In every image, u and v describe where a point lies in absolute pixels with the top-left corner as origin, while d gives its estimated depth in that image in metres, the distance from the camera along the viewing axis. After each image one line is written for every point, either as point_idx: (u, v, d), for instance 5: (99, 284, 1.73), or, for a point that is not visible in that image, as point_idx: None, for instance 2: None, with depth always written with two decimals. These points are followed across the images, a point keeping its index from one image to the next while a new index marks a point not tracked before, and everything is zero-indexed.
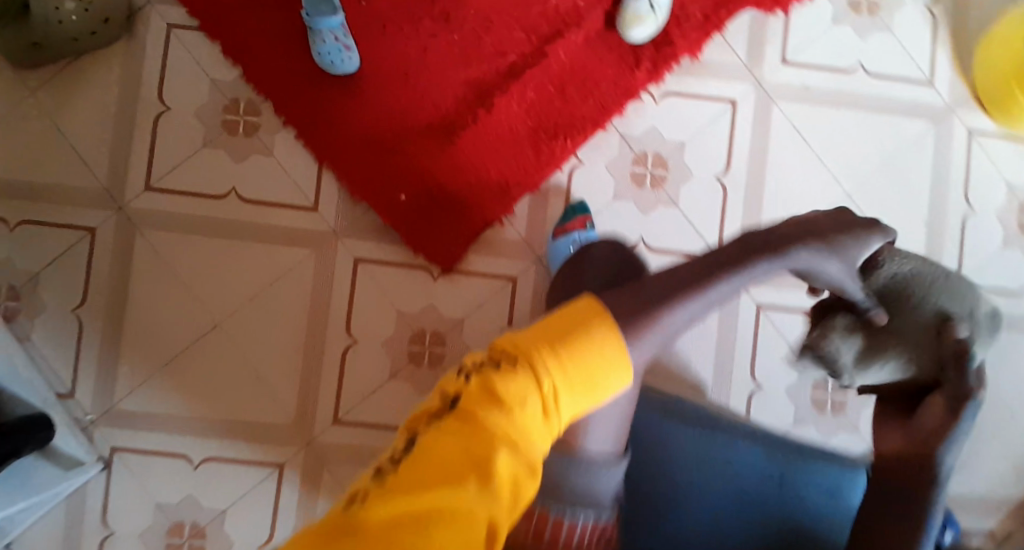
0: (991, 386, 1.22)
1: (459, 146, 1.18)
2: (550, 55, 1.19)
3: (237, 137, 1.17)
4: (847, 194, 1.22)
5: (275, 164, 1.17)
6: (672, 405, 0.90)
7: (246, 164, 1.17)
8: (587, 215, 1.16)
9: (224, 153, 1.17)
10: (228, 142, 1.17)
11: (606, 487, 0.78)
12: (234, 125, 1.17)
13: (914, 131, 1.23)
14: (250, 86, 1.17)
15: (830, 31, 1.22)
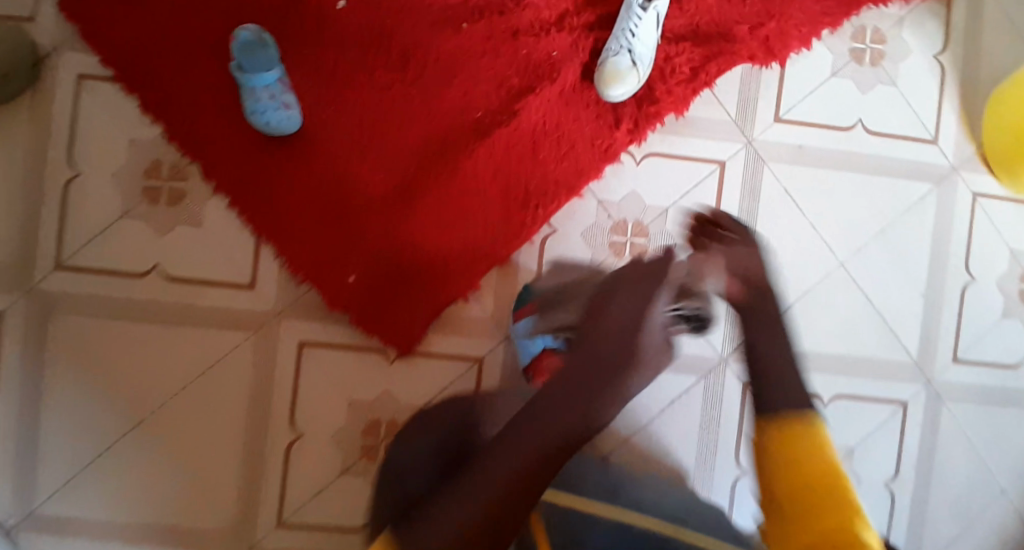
0: (996, 471, 1.12)
1: (417, 215, 1.05)
2: (519, 113, 1.07)
3: (160, 207, 1.03)
4: (841, 263, 1.12)
5: (206, 237, 1.03)
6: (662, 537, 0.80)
7: (173, 236, 1.03)
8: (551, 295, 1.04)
9: (147, 225, 1.03)
10: (151, 211, 1.03)
11: None
12: (157, 192, 1.03)
13: (913, 196, 1.13)
14: (175, 146, 1.03)
15: (828, 85, 1.12)
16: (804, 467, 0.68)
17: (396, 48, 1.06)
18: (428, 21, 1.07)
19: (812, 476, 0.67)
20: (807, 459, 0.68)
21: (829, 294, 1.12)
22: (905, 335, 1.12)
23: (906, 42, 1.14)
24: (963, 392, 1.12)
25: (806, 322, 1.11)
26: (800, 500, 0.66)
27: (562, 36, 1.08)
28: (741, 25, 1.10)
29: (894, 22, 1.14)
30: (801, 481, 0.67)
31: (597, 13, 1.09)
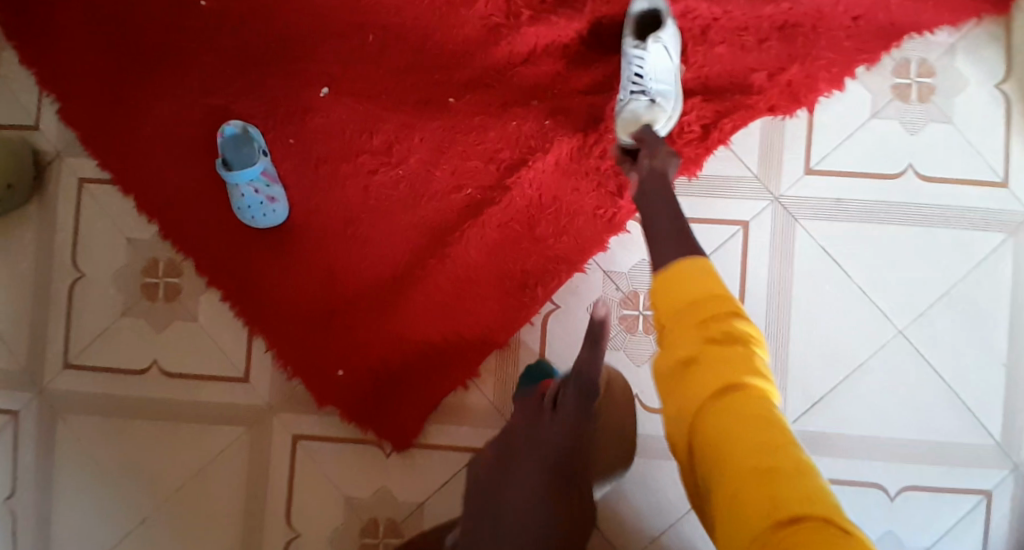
0: None
1: (409, 302, 0.99)
2: (514, 188, 0.98)
3: (158, 303, 1.03)
4: (897, 329, 0.95)
5: (201, 333, 1.02)
6: None
7: (169, 334, 1.03)
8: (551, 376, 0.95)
9: (147, 322, 1.03)
10: (149, 309, 1.03)
11: None
12: (156, 289, 1.03)
13: (980, 248, 0.96)
14: (171, 243, 1.02)
15: (868, 129, 0.97)
16: (679, 299, 0.62)
17: (381, 129, 1.00)
18: (413, 98, 1.00)
19: (688, 300, 0.62)
20: (685, 289, 0.62)
21: (887, 369, 0.95)
22: (979, 407, 0.94)
23: (961, 72, 0.97)
24: None
25: (862, 402, 0.95)
26: (696, 341, 0.59)
27: (557, 99, 0.99)
28: (762, 68, 0.97)
29: (944, 50, 0.97)
30: (676, 321, 0.61)
31: (597, 72, 0.99)
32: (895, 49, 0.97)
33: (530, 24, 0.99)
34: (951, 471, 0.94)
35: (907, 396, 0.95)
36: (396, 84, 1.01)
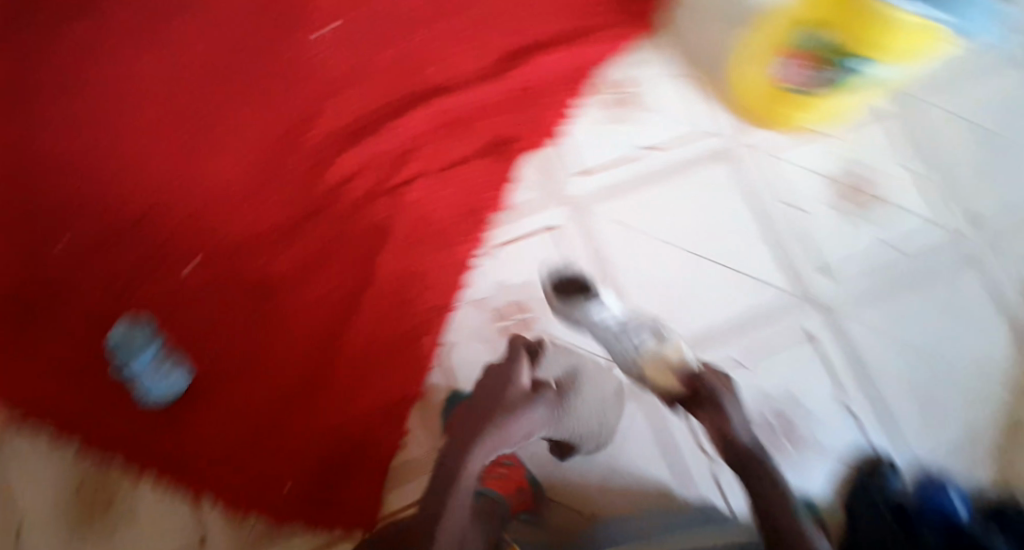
0: (919, 346, 1.19)
1: (325, 401, 1.12)
2: (373, 276, 1.16)
3: (99, 515, 1.08)
4: (692, 252, 1.21)
5: (147, 522, 1.08)
6: None
7: (116, 539, 1.08)
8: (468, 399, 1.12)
9: (95, 537, 1.07)
10: (90, 524, 1.08)
11: None
12: (92, 503, 1.08)
13: (719, 175, 1.24)
14: (91, 456, 1.09)
15: (604, 133, 1.24)
16: None
17: (244, 280, 1.16)
18: (260, 249, 1.17)
19: None
20: None
21: (699, 283, 1.20)
22: (772, 275, 1.21)
23: (643, 72, 1.27)
24: (853, 298, 1.20)
25: (699, 313, 1.19)
26: None
27: (374, 197, 1.18)
28: (511, 116, 1.22)
29: (629, 64, 1.27)
30: None
31: (394, 165, 1.19)
32: (594, 76, 1.26)
33: (333, 156, 1.20)
34: (775, 330, 1.18)
35: (722, 296, 1.19)
36: (242, 245, 1.17)
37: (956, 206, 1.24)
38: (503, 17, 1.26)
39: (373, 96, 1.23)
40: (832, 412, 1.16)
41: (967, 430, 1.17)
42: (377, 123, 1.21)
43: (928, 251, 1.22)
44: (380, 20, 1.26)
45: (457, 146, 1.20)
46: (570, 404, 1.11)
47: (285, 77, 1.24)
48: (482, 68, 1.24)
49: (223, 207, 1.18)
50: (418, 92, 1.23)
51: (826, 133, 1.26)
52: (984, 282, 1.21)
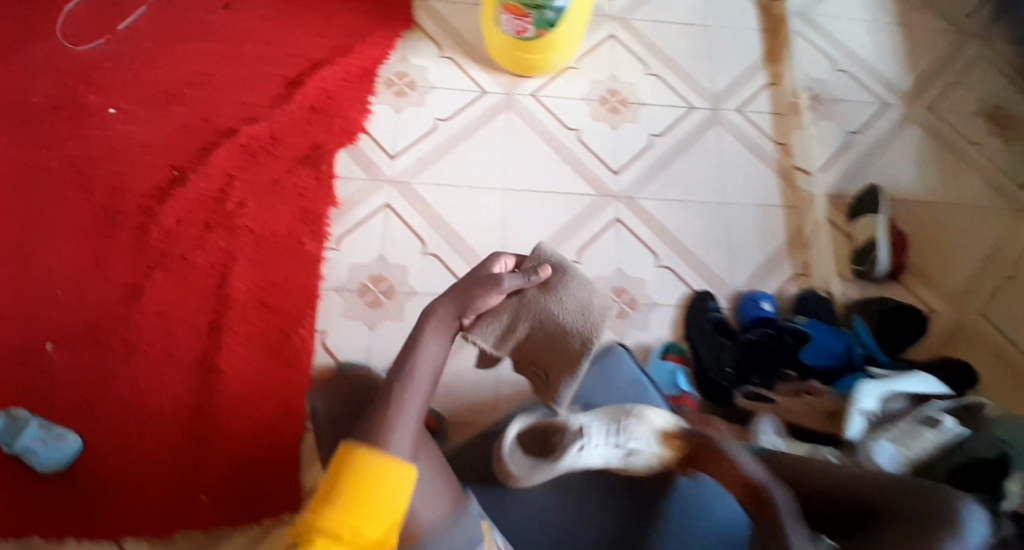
0: (704, 201, 1.45)
1: (217, 413, 1.22)
2: (230, 294, 1.26)
3: None
4: (506, 189, 1.40)
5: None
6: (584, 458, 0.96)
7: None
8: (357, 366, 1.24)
9: None
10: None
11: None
12: None
13: (503, 125, 1.42)
14: (11, 538, 1.15)
15: (401, 120, 1.39)
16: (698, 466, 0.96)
17: (111, 339, 1.22)
18: (117, 308, 1.23)
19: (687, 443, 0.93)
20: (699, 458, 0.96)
21: (522, 210, 1.39)
22: (572, 185, 1.41)
23: (416, 64, 1.42)
24: (641, 182, 1.44)
25: (525, 234, 1.38)
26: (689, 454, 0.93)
27: (214, 232, 1.28)
28: (316, 130, 1.35)
29: (401, 59, 1.42)
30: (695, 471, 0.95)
31: (224, 200, 1.30)
32: (379, 76, 1.40)
33: (158, 210, 1.27)
34: (596, 226, 1.40)
35: (544, 214, 1.40)
36: (98, 310, 1.23)
37: (695, 91, 1.49)
38: (276, 44, 1.38)
39: (176, 146, 1.31)
40: (657, 274, 1.40)
41: (762, 252, 1.43)
42: (194, 165, 1.30)
43: (687, 130, 1.47)
44: (158, 81, 1.34)
45: (272, 165, 1.32)
46: (552, 298, 0.91)
47: (85, 155, 1.29)
48: (270, 96, 1.35)
49: (69, 284, 1.23)
50: (219, 132, 1.32)
51: (575, 65, 1.47)
52: (736, 139, 1.48)
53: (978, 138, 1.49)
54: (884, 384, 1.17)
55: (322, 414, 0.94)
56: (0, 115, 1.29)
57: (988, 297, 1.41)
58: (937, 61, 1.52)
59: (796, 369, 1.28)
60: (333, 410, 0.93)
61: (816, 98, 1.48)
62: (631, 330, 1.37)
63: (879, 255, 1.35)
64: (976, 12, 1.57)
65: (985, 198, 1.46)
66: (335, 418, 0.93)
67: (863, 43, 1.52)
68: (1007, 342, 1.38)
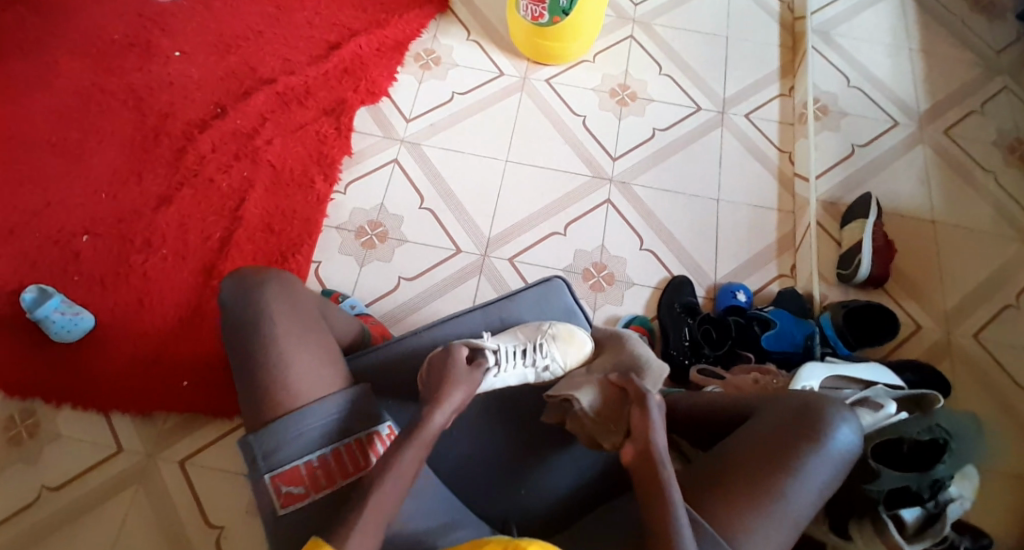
0: (698, 193, 1.49)
1: (210, 317, 1.37)
2: (243, 215, 1.42)
3: (26, 442, 1.31)
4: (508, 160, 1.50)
5: (71, 441, 1.31)
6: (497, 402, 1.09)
7: (43, 459, 1.30)
8: (336, 292, 1.38)
9: (22, 461, 1.30)
10: (19, 452, 1.30)
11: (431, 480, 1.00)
12: (19, 434, 1.31)
13: (515, 103, 1.54)
14: (18, 397, 1.33)
15: (421, 89, 1.55)
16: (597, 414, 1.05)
17: (136, 238, 1.41)
18: (146, 214, 1.43)
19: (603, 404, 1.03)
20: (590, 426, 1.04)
21: (519, 181, 1.49)
22: (569, 164, 1.50)
23: (446, 44, 1.59)
24: (636, 169, 1.50)
25: (518, 203, 1.47)
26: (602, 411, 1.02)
27: (241, 163, 1.46)
28: (347, 88, 1.53)
29: (433, 39, 1.60)
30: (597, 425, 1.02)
31: (256, 137, 1.48)
32: (411, 51, 1.58)
33: (196, 136, 1.47)
34: (587, 205, 1.48)
35: (540, 187, 1.48)
36: (128, 213, 1.42)
37: (705, 93, 1.57)
38: (327, 14, 1.59)
39: (222, 89, 1.52)
40: (639, 257, 1.45)
41: (748, 250, 1.46)
42: (233, 104, 1.50)
43: (690, 128, 1.54)
44: (221, 34, 1.56)
45: (300, 114, 1.50)
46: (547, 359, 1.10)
47: (147, 87, 1.51)
48: (310, 56, 1.55)
49: (109, 188, 1.44)
50: (261, 81, 1.53)
51: (590, 59, 1.59)
52: (740, 142, 1.53)
53: (994, 166, 1.49)
54: (831, 369, 1.19)
55: (230, 299, 1.00)
56: (86, 47, 1.54)
57: (983, 320, 1.39)
58: (952, 92, 1.56)
59: (755, 352, 1.31)
60: (245, 308, 0.98)
61: (822, 110, 1.54)
62: (606, 303, 1.41)
63: (862, 258, 1.36)
64: (1008, 48, 1.60)
65: (993, 223, 1.45)
66: (247, 317, 0.98)
67: (881, 63, 1.59)
68: (997, 366, 1.35)
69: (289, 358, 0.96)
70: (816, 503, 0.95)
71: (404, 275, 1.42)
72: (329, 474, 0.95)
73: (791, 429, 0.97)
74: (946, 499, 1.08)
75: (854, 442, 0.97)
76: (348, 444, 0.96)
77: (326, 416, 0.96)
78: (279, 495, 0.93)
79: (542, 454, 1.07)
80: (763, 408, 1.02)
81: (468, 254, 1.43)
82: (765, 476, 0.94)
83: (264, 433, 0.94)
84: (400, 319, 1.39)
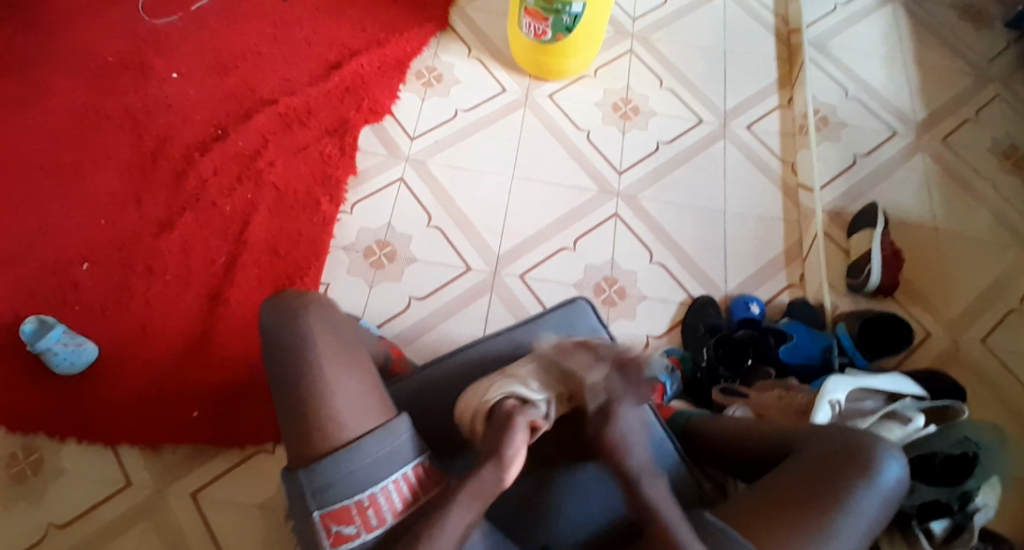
0: (704, 205, 1.50)
1: (218, 343, 1.34)
2: (249, 239, 1.40)
3: (30, 479, 1.26)
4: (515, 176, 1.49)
5: (75, 477, 1.27)
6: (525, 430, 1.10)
7: (48, 497, 1.25)
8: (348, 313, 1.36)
9: (27, 498, 1.25)
10: (23, 489, 1.26)
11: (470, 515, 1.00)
12: (22, 471, 1.26)
13: (519, 119, 1.54)
14: (19, 433, 1.28)
15: (424, 107, 1.54)
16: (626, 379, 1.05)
17: (139, 265, 1.38)
18: (148, 240, 1.39)
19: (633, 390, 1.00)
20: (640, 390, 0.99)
21: (526, 197, 1.48)
22: (576, 179, 1.50)
23: (446, 61, 1.59)
24: (642, 183, 1.51)
25: (526, 218, 1.46)
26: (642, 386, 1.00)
27: (244, 185, 1.44)
28: (349, 107, 1.51)
29: (434, 56, 1.59)
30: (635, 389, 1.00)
31: (258, 160, 1.46)
32: (411, 69, 1.57)
33: (196, 160, 1.44)
34: (596, 219, 1.47)
35: (548, 202, 1.48)
36: (130, 239, 1.39)
37: (706, 106, 1.58)
38: (326, 34, 1.57)
39: (222, 110, 1.49)
40: (650, 270, 1.45)
41: (755, 262, 1.47)
42: (234, 127, 1.48)
43: (694, 140, 1.55)
44: (218, 56, 1.54)
45: (303, 134, 1.48)
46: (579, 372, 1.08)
47: (145, 110, 1.48)
48: (310, 76, 1.53)
49: (108, 213, 1.40)
50: (262, 102, 1.50)
51: (591, 74, 1.59)
52: (741, 152, 1.55)
53: (990, 173, 1.53)
54: (854, 381, 1.24)
55: (272, 324, 1.03)
56: (81, 71, 1.51)
57: (988, 325, 1.41)
58: (945, 102, 1.60)
59: (773, 365, 1.34)
60: (289, 334, 1.01)
61: (822, 120, 1.57)
62: (618, 318, 1.41)
63: (871, 267, 1.39)
64: (997, 57, 1.65)
65: (993, 229, 1.48)
66: (290, 343, 1.01)
67: (876, 74, 1.62)
68: (1004, 371, 1.38)
69: (328, 381, 0.99)
70: (865, 535, 1.00)
71: (415, 295, 1.40)
72: (379, 513, 0.95)
73: (839, 467, 1.02)
74: (972, 510, 1.14)
75: (900, 478, 1.03)
76: (397, 481, 0.97)
77: (373, 454, 0.96)
78: (330, 534, 0.94)
79: (573, 484, 1.08)
80: (809, 441, 1.08)
81: (479, 271, 1.42)
82: (816, 511, 0.99)
83: (313, 471, 0.95)
84: (413, 339, 1.37)
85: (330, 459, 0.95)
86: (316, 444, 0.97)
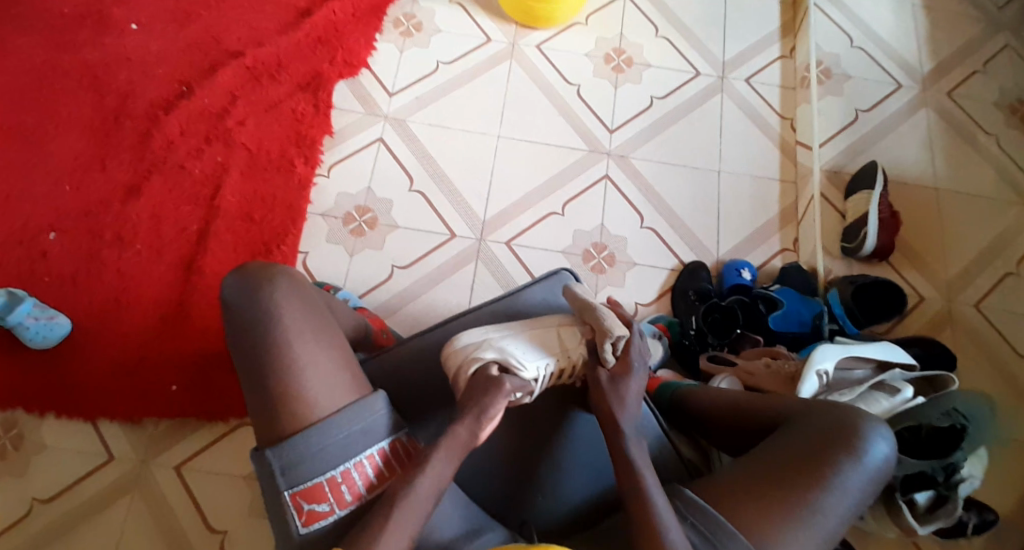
0: (698, 165, 1.44)
1: (193, 314, 1.30)
2: (220, 204, 1.34)
3: (10, 454, 1.24)
4: (500, 135, 1.42)
5: (56, 451, 1.25)
6: (510, 420, 1.08)
7: (30, 471, 1.24)
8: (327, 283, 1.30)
9: (9, 474, 1.24)
10: (4, 465, 1.24)
11: (453, 511, 0.98)
12: (2, 447, 1.25)
13: (504, 73, 1.46)
14: None
15: (403, 59, 1.46)
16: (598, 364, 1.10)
17: (107, 231, 1.32)
18: (115, 206, 1.33)
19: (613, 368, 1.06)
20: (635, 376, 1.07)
21: (512, 156, 1.41)
22: (565, 137, 1.43)
23: (427, 7, 1.50)
24: (632, 141, 1.44)
25: (512, 181, 1.40)
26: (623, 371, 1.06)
27: (215, 147, 1.36)
28: (323, 61, 1.43)
29: (414, 3, 1.50)
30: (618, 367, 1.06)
31: (228, 118, 1.38)
32: (389, 17, 1.48)
33: (162, 119, 1.37)
34: (584, 181, 1.41)
35: (534, 162, 1.41)
36: (96, 205, 1.33)
37: (703, 56, 1.51)
38: None
39: (187, 64, 1.40)
40: (640, 234, 1.40)
41: (749, 225, 1.42)
42: (200, 82, 1.39)
43: (689, 95, 1.48)
44: (180, 4, 1.44)
45: (275, 90, 1.40)
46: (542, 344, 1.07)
47: (105, 65, 1.40)
48: (281, 24, 1.44)
49: (73, 177, 1.34)
50: (228, 53, 1.42)
51: (583, 21, 1.51)
52: (738, 108, 1.48)
53: (995, 129, 1.47)
54: (844, 350, 1.21)
55: (236, 297, 0.98)
56: (35, 22, 1.41)
57: (984, 289, 1.38)
58: (952, 52, 1.52)
59: (763, 333, 1.31)
60: (256, 308, 0.97)
61: (825, 72, 1.50)
62: (607, 285, 1.37)
63: (868, 231, 1.34)
64: (1009, 3, 1.56)
65: (995, 188, 1.43)
66: (256, 319, 0.97)
67: (883, 20, 1.55)
68: (998, 337, 1.35)
69: (302, 363, 0.95)
70: (851, 514, 0.98)
71: (397, 264, 1.35)
72: (353, 489, 0.94)
73: (827, 444, 1.00)
74: (957, 480, 1.12)
75: (888, 456, 1.01)
76: (371, 455, 0.95)
77: (347, 428, 0.94)
78: (302, 512, 0.92)
79: (555, 471, 1.06)
80: (801, 417, 1.05)
81: (463, 238, 1.37)
82: (803, 490, 0.97)
83: (283, 447, 0.93)
84: (397, 309, 1.33)
85: (302, 437, 0.93)
86: (292, 433, 0.94)
